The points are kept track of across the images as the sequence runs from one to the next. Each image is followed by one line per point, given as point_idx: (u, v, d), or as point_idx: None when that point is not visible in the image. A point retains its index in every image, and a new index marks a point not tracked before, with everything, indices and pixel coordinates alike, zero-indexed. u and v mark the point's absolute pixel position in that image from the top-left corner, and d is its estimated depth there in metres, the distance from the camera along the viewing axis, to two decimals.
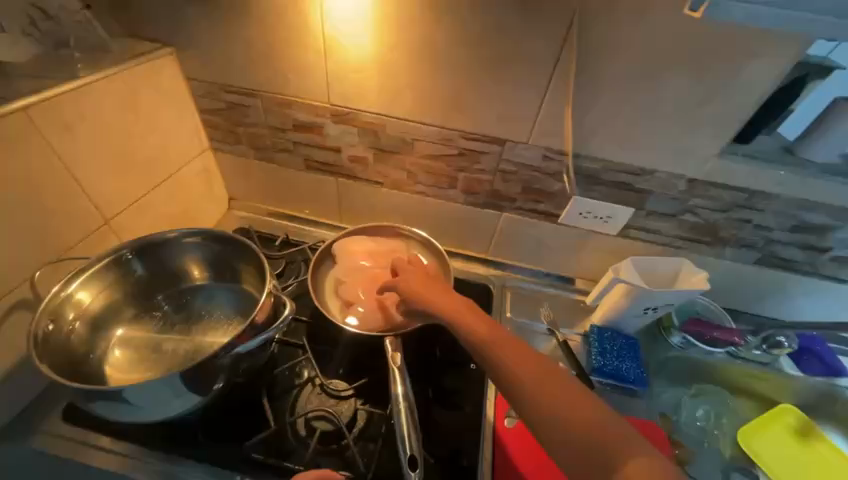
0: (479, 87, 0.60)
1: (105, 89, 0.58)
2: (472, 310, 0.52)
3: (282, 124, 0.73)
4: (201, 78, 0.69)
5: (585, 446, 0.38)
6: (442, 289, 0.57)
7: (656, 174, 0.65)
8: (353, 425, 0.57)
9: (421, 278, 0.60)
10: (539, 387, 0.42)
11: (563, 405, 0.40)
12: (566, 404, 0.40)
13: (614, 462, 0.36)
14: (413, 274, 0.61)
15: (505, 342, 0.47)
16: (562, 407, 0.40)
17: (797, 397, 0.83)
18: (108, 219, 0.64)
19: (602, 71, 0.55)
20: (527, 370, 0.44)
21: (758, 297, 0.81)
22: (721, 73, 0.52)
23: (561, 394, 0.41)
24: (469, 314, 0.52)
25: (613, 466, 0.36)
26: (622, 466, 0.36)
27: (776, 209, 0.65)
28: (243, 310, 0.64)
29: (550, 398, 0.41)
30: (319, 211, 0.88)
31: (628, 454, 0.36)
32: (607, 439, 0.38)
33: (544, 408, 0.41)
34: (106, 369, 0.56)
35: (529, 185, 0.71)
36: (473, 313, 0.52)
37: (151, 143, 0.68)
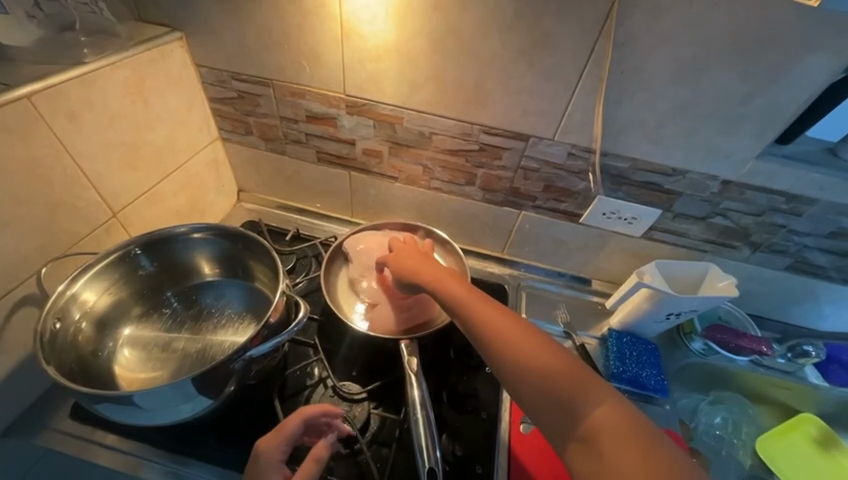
0: (504, 79, 0.57)
1: (112, 76, 0.56)
2: (453, 277, 0.53)
3: (295, 115, 0.70)
4: (211, 65, 0.66)
5: (554, 396, 0.38)
6: (432, 262, 0.58)
7: (688, 175, 0.62)
8: (366, 429, 0.56)
9: (414, 254, 0.61)
10: (512, 343, 0.43)
11: (533, 357, 0.41)
12: (537, 356, 0.41)
13: (581, 409, 0.37)
14: (408, 252, 0.61)
15: (483, 305, 0.48)
16: (533, 360, 0.41)
17: (819, 407, 0.80)
18: (115, 212, 0.62)
19: (640, 64, 0.52)
20: (501, 327, 0.44)
21: (785, 304, 0.78)
22: (768, 68, 0.49)
23: (533, 348, 0.42)
24: (448, 279, 0.53)
25: (581, 414, 0.37)
26: (590, 414, 0.36)
27: (813, 214, 0.62)
28: (253, 307, 0.63)
29: (523, 352, 0.41)
30: (330, 205, 0.85)
31: (595, 401, 0.37)
32: (575, 388, 0.38)
33: (515, 363, 0.41)
34: (115, 368, 0.55)
35: (550, 183, 0.68)
36: (455, 280, 0.53)
37: (160, 132, 0.65)
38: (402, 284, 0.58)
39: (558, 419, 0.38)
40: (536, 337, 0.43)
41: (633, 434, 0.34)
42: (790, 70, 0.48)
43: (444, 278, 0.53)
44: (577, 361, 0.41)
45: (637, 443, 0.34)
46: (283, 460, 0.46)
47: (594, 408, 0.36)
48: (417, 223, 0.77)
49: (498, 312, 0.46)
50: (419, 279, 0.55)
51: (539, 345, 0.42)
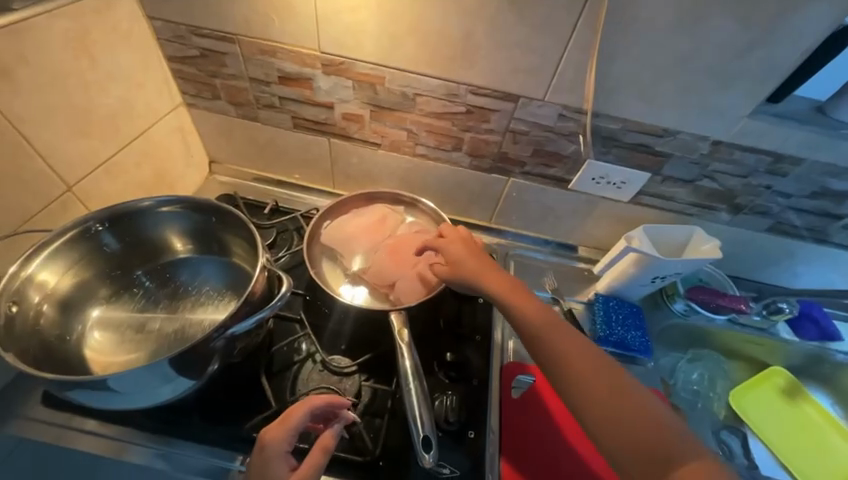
0: (494, 33, 0.53)
1: (49, 28, 0.49)
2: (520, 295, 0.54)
3: (266, 76, 0.64)
4: (167, 18, 0.59)
5: (651, 450, 0.41)
6: (469, 253, 0.60)
7: (679, 135, 0.60)
8: (358, 401, 0.55)
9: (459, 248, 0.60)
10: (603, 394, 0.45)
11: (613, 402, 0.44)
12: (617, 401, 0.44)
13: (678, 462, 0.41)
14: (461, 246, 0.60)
15: (561, 334, 0.49)
16: (625, 412, 0.43)
17: (788, 360, 0.84)
18: (71, 185, 0.57)
19: (637, 12, 0.48)
20: (595, 373, 0.46)
21: (763, 264, 0.80)
22: (768, 16, 0.47)
23: (625, 396, 0.44)
24: (515, 294, 0.54)
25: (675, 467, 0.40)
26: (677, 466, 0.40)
27: (799, 174, 0.62)
28: (234, 284, 0.59)
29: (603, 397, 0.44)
30: (310, 176, 0.81)
31: (690, 456, 0.41)
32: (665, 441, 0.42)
33: (614, 417, 0.43)
34: (86, 352, 0.52)
35: (540, 147, 0.66)
36: (518, 295, 0.54)
37: (114, 95, 0.59)
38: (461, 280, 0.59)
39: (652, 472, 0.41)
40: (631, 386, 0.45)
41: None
42: (790, 19, 0.46)
43: (516, 298, 0.54)
44: (675, 422, 0.44)
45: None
46: (288, 451, 0.44)
47: (690, 461, 0.41)
48: (379, 191, 0.75)
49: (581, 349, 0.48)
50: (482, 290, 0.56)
51: (624, 390, 0.45)
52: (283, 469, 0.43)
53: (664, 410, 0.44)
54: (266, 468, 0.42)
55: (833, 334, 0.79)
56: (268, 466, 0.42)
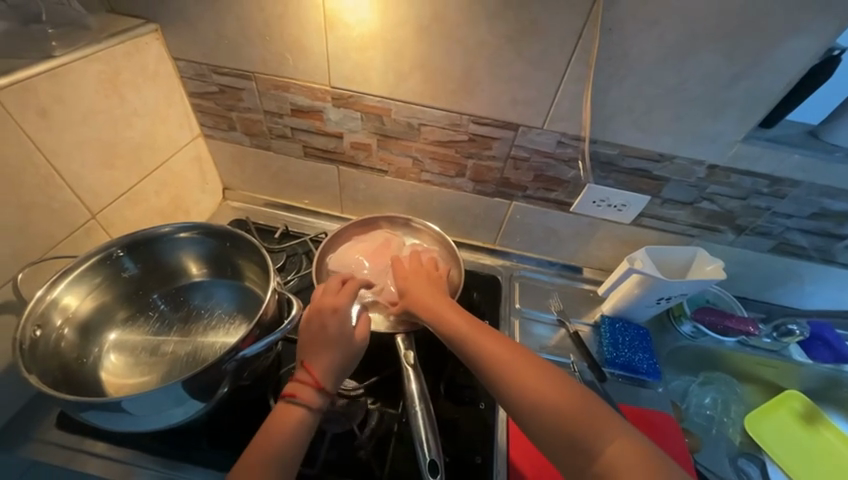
0: (492, 69, 0.57)
1: (83, 70, 0.53)
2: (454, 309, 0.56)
3: (279, 109, 0.68)
4: (190, 58, 0.64)
5: (572, 437, 0.41)
6: (427, 282, 0.62)
7: (675, 160, 0.62)
8: (364, 425, 0.55)
9: (417, 276, 0.63)
10: (524, 387, 0.45)
11: (543, 396, 0.44)
12: (546, 394, 0.44)
13: (598, 447, 0.40)
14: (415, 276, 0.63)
15: (485, 336, 0.51)
16: (551, 403, 0.43)
17: (803, 383, 0.82)
18: (95, 213, 0.60)
19: (627, 48, 0.52)
20: (515, 366, 0.46)
21: (770, 285, 0.80)
22: (753, 49, 0.49)
23: (546, 387, 0.44)
24: (449, 309, 0.56)
25: (595, 454, 0.40)
26: (604, 451, 0.39)
27: (797, 196, 0.63)
28: (244, 307, 0.61)
29: (533, 392, 0.44)
30: (319, 201, 0.84)
31: (608, 438, 0.40)
32: (585, 425, 0.41)
33: (534, 408, 0.43)
34: (101, 374, 0.53)
35: (540, 173, 0.68)
36: (450, 308, 0.56)
37: (139, 129, 0.63)
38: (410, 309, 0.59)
39: (576, 459, 0.40)
40: (552, 375, 0.46)
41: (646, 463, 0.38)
42: (774, 53, 0.49)
43: (445, 310, 0.56)
44: (601, 404, 0.43)
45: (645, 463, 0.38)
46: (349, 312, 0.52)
47: (608, 444, 0.40)
48: (375, 217, 0.77)
49: (503, 346, 0.49)
50: (422, 310, 0.57)
51: (545, 379, 0.45)
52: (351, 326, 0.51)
53: (590, 396, 0.44)
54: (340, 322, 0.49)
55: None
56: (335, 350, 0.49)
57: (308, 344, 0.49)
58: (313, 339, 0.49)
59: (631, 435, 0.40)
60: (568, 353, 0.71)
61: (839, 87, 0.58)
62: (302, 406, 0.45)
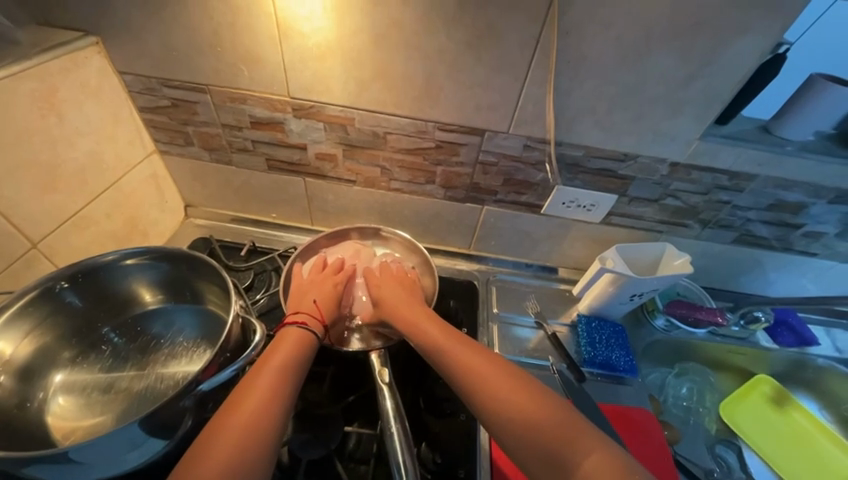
0: (454, 74, 0.56)
1: (12, 89, 0.49)
2: (429, 318, 0.57)
3: (238, 122, 0.65)
4: (138, 72, 0.60)
5: (548, 449, 0.40)
6: (403, 290, 0.62)
7: (639, 159, 0.63)
8: (343, 448, 0.53)
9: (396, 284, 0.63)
10: (500, 398, 0.44)
11: (520, 407, 0.44)
12: (521, 407, 0.44)
13: (571, 461, 0.39)
14: (389, 281, 0.64)
15: (464, 349, 0.50)
16: (529, 414, 0.43)
17: (771, 368, 0.85)
18: (35, 242, 0.56)
19: (584, 52, 0.52)
20: (492, 377, 0.46)
21: (735, 274, 0.82)
22: (704, 50, 0.50)
23: (522, 399, 0.44)
24: (426, 320, 0.56)
25: (569, 468, 0.39)
26: (579, 465, 0.38)
27: (754, 189, 0.65)
28: (207, 332, 0.58)
29: (510, 404, 0.44)
30: (288, 215, 0.81)
31: (583, 452, 0.39)
32: (561, 440, 0.40)
33: (510, 421, 0.43)
34: (48, 419, 0.49)
35: (510, 177, 0.68)
36: (430, 321, 0.56)
37: (82, 149, 0.59)
38: (387, 317, 0.60)
39: (551, 473, 0.40)
40: (528, 387, 0.45)
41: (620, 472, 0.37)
42: (723, 52, 0.50)
43: (423, 320, 0.56)
44: (579, 417, 0.43)
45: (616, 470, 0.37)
46: (335, 282, 0.63)
47: (584, 459, 0.39)
48: (345, 227, 0.75)
49: (482, 359, 0.49)
50: (397, 319, 0.58)
51: (522, 392, 0.45)
52: (331, 286, 0.62)
53: (567, 410, 0.43)
54: (324, 281, 0.62)
55: (810, 339, 0.80)
56: (285, 364, 0.46)
57: (319, 294, 0.60)
58: (325, 290, 0.61)
59: (607, 446, 0.40)
60: (547, 355, 0.71)
61: (787, 82, 0.60)
62: (312, 332, 0.52)
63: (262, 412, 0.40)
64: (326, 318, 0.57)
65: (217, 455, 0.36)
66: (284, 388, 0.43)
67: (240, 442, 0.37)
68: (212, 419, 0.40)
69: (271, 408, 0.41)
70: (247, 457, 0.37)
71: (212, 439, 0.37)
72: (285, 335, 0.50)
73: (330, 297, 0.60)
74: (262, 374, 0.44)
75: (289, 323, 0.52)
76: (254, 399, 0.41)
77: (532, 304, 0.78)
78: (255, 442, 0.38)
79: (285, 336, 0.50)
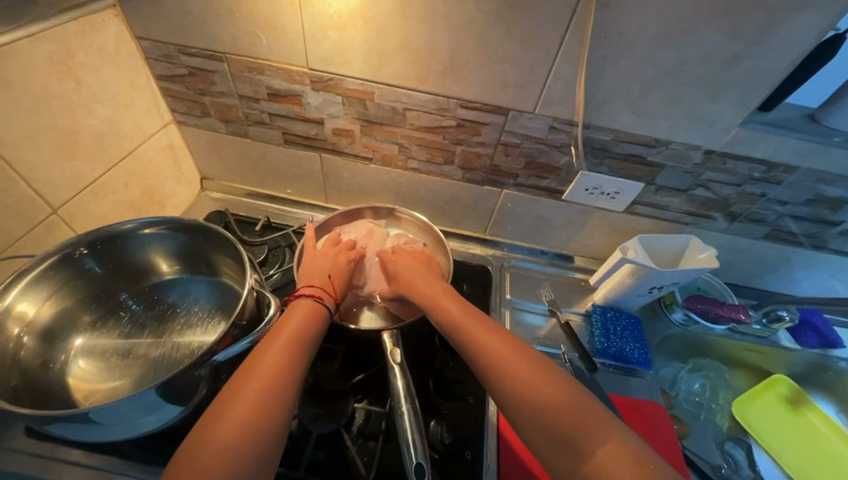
0: (481, 47, 0.53)
1: (30, 51, 0.48)
2: (446, 294, 0.55)
3: (255, 93, 0.64)
4: (155, 38, 0.59)
5: (562, 434, 0.40)
6: (417, 267, 0.61)
7: (671, 146, 0.60)
8: (352, 424, 0.54)
9: (412, 262, 0.62)
10: (514, 379, 0.43)
11: (533, 388, 0.42)
12: (536, 388, 0.42)
13: (586, 448, 0.38)
14: (407, 257, 0.63)
15: (479, 326, 0.50)
16: (544, 397, 0.42)
17: (790, 368, 0.83)
18: (56, 208, 0.56)
19: (622, 27, 0.48)
20: (506, 358, 0.45)
21: (761, 271, 0.79)
22: (756, 27, 0.46)
23: (537, 381, 0.43)
24: (440, 295, 0.55)
25: (585, 454, 0.38)
26: (595, 452, 0.38)
27: (792, 181, 0.61)
28: (221, 304, 0.59)
29: (524, 387, 0.43)
30: (303, 191, 0.80)
31: (600, 440, 0.38)
32: (577, 426, 0.39)
33: (525, 403, 0.42)
34: (70, 381, 0.50)
35: (532, 160, 0.66)
36: (447, 298, 0.55)
37: (100, 116, 0.58)
38: (400, 292, 0.59)
39: (564, 458, 0.39)
40: (542, 370, 0.44)
41: (638, 464, 0.36)
42: (778, 31, 0.46)
43: (438, 296, 0.55)
44: (594, 404, 0.41)
45: (635, 460, 0.36)
46: (349, 257, 0.63)
47: (600, 447, 0.38)
48: (361, 205, 0.74)
49: (498, 339, 0.48)
50: (413, 294, 0.57)
51: (536, 374, 0.44)
52: (344, 260, 0.62)
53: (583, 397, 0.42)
54: (337, 255, 0.62)
55: (836, 341, 0.77)
56: (297, 335, 0.46)
57: (332, 269, 0.59)
58: (337, 265, 0.60)
59: (623, 436, 0.38)
60: (559, 344, 0.70)
61: (843, 65, 0.55)
62: (322, 304, 0.51)
63: (277, 376, 0.41)
64: (338, 293, 0.57)
65: (233, 419, 0.37)
66: (298, 354, 0.44)
67: (256, 406, 0.38)
68: (230, 382, 0.40)
69: (285, 377, 0.41)
70: (264, 419, 0.37)
71: (231, 401, 0.38)
72: (298, 304, 0.50)
73: (342, 272, 0.60)
74: (276, 340, 0.44)
75: (303, 295, 0.52)
76: (267, 369, 0.41)
77: (546, 292, 0.77)
78: (271, 404, 0.38)
79: (299, 305, 0.50)
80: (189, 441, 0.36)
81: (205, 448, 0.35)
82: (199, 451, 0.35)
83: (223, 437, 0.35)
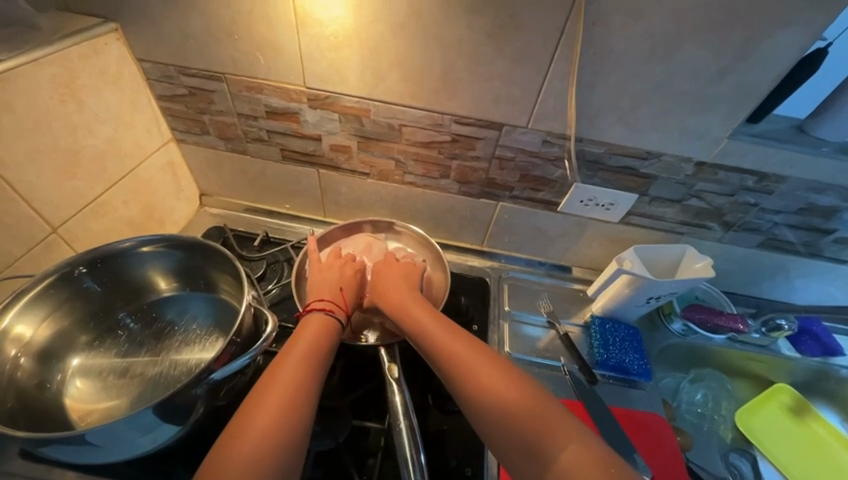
0: (474, 65, 0.54)
1: (33, 75, 0.49)
2: (418, 303, 0.55)
3: (253, 112, 0.65)
4: (155, 59, 0.60)
5: (524, 439, 0.39)
6: (401, 278, 0.61)
7: (663, 157, 0.61)
8: (351, 441, 0.53)
9: (395, 274, 0.62)
10: (479, 386, 0.44)
11: (498, 394, 0.43)
12: (500, 394, 0.42)
13: (548, 454, 0.38)
14: (393, 268, 0.63)
15: (447, 335, 0.50)
16: (509, 403, 0.42)
17: (792, 377, 0.82)
18: (56, 227, 0.57)
19: (610, 44, 0.50)
20: (472, 366, 0.45)
21: (758, 280, 0.79)
22: (740, 43, 0.48)
23: (501, 387, 0.43)
24: (414, 304, 0.55)
25: (547, 461, 0.38)
26: (556, 458, 0.37)
27: (784, 191, 0.62)
28: (219, 320, 0.59)
29: (489, 393, 0.43)
30: (301, 206, 0.81)
31: (560, 445, 0.38)
32: (541, 432, 0.39)
33: (490, 410, 0.42)
34: (66, 401, 0.50)
35: (527, 173, 0.67)
36: (419, 306, 0.55)
37: (101, 136, 0.59)
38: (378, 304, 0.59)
39: (531, 465, 0.38)
40: (508, 376, 0.44)
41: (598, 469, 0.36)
42: (761, 46, 0.47)
43: (411, 306, 0.55)
44: (558, 409, 0.41)
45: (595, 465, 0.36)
46: (354, 269, 0.62)
47: (560, 453, 0.37)
48: (360, 219, 0.75)
49: (464, 345, 0.48)
50: (388, 305, 0.57)
51: (500, 380, 0.44)
52: (349, 273, 0.61)
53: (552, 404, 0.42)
54: (342, 268, 0.61)
55: (835, 349, 0.77)
56: (313, 347, 0.46)
57: (341, 281, 0.59)
58: (346, 277, 0.60)
59: (586, 441, 0.38)
60: (558, 356, 0.70)
61: (828, 78, 0.56)
62: (334, 318, 0.52)
63: (295, 388, 0.41)
64: (349, 305, 0.57)
65: (254, 429, 0.37)
66: (314, 366, 0.44)
67: (276, 416, 0.38)
68: (249, 394, 0.41)
69: (303, 388, 0.42)
70: (284, 429, 0.38)
71: (250, 412, 0.39)
72: (311, 317, 0.51)
73: (350, 284, 0.60)
74: (294, 352, 0.45)
75: (315, 309, 0.52)
76: (285, 380, 0.42)
77: (544, 303, 0.77)
78: (292, 415, 0.39)
79: (309, 319, 0.51)
80: (207, 463, 0.35)
81: (226, 460, 0.35)
82: (221, 462, 0.35)
83: (243, 448, 0.36)
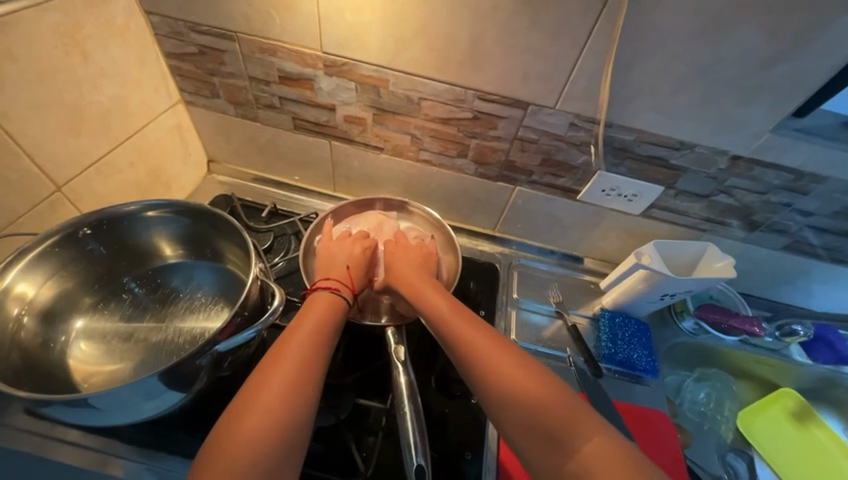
0: (504, 37, 0.50)
1: (35, 22, 0.46)
2: (434, 288, 0.54)
3: (266, 76, 0.62)
4: (164, 13, 0.57)
5: (547, 428, 0.38)
6: (416, 262, 0.60)
7: (696, 149, 0.57)
8: (351, 419, 0.53)
9: (410, 257, 0.60)
10: (499, 373, 0.42)
11: (518, 382, 0.41)
12: (520, 381, 0.41)
13: (573, 444, 0.37)
14: (410, 252, 0.62)
15: (461, 321, 0.48)
16: (531, 391, 0.41)
17: (800, 383, 0.81)
18: (60, 185, 0.55)
19: (655, 21, 0.46)
20: (490, 354, 0.44)
21: (777, 283, 0.77)
22: (800, 26, 0.43)
23: (522, 375, 0.42)
24: (429, 289, 0.54)
25: (572, 450, 0.37)
26: (580, 449, 0.36)
27: (821, 192, 0.59)
28: (224, 290, 0.58)
29: (508, 380, 0.42)
30: (310, 178, 0.79)
31: (585, 435, 0.37)
32: (565, 422, 0.38)
33: (510, 398, 0.41)
34: (70, 362, 0.50)
35: (549, 157, 0.63)
36: (434, 291, 0.53)
37: (107, 93, 0.57)
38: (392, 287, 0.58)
39: (548, 454, 0.38)
40: (527, 365, 0.43)
41: (623, 459, 0.35)
42: (824, 31, 0.43)
43: (426, 290, 0.54)
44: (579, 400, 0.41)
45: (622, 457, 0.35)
46: (363, 247, 0.61)
47: (585, 443, 0.37)
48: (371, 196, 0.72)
49: (479, 332, 0.47)
50: (403, 289, 0.56)
51: (520, 368, 0.42)
52: (358, 251, 0.60)
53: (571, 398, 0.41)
54: (351, 246, 0.60)
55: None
56: (320, 324, 0.45)
57: (349, 260, 0.58)
58: (354, 255, 0.59)
59: (611, 435, 0.37)
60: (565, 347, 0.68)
61: None
62: (340, 296, 0.50)
63: (302, 363, 0.40)
64: (356, 286, 0.56)
65: (261, 402, 0.37)
66: (322, 342, 0.44)
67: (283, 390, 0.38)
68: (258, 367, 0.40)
69: (310, 364, 0.41)
70: (291, 403, 0.37)
71: (258, 384, 0.38)
72: (317, 295, 0.50)
73: (358, 263, 0.58)
74: (301, 328, 0.44)
75: (320, 288, 0.51)
76: (292, 354, 0.41)
77: (554, 293, 0.75)
78: (298, 389, 0.38)
79: (314, 297, 0.50)
80: (216, 432, 0.36)
81: (235, 430, 0.35)
82: (230, 432, 0.35)
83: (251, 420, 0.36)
